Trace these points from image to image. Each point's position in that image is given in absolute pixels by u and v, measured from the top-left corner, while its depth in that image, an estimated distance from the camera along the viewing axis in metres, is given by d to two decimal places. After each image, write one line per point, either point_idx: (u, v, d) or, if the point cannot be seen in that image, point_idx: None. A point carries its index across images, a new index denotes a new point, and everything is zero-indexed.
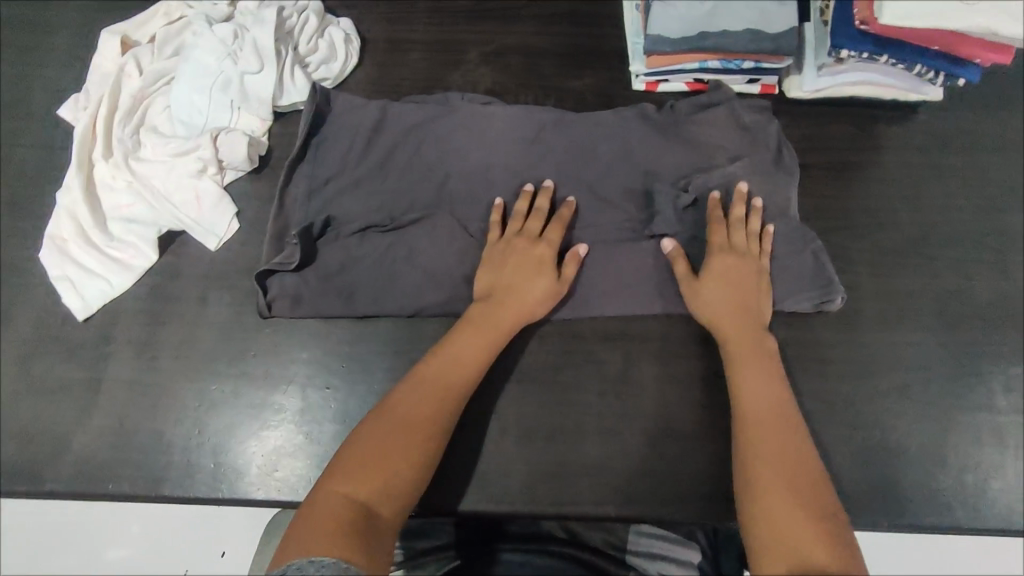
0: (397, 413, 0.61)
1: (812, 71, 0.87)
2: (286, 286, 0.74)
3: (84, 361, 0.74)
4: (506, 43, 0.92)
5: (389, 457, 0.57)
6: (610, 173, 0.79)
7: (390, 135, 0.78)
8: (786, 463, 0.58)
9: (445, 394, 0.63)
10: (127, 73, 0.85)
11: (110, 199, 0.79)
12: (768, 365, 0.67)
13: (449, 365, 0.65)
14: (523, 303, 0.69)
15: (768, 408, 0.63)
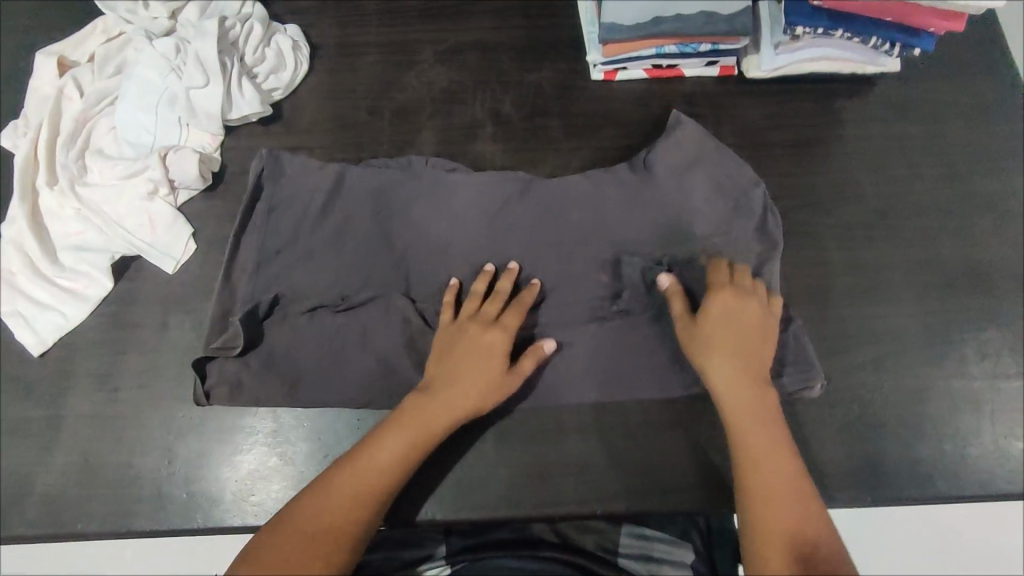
0: (317, 504, 0.59)
1: (769, 50, 0.85)
2: (227, 372, 0.71)
3: (42, 399, 0.71)
4: (460, 40, 0.90)
5: (305, 550, 0.56)
6: (576, 245, 0.78)
7: (345, 199, 0.78)
8: (782, 517, 0.60)
9: (373, 489, 0.61)
10: (68, 95, 0.81)
11: (58, 228, 0.76)
12: (772, 429, 0.65)
13: (377, 456, 0.62)
14: (472, 394, 0.66)
15: (770, 457, 0.63)
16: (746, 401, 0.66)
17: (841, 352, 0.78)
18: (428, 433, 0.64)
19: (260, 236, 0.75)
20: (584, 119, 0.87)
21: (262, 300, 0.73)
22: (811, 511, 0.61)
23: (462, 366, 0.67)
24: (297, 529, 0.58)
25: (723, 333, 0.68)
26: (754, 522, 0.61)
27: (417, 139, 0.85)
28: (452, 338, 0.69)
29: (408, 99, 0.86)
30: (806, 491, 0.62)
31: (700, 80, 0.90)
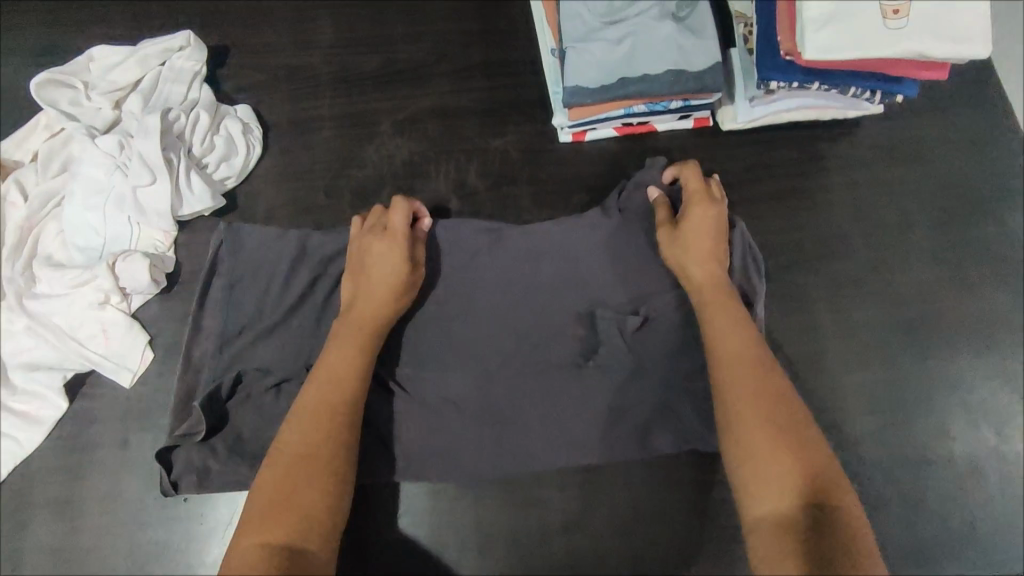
0: (287, 446, 0.58)
1: (744, 101, 0.81)
2: (194, 458, 0.67)
3: (2, 533, 0.68)
4: (420, 108, 0.86)
5: (291, 494, 0.54)
6: (553, 298, 0.73)
7: (312, 264, 0.72)
8: (751, 407, 0.55)
9: (325, 414, 0.59)
10: (12, 201, 0.78)
11: (8, 346, 0.73)
12: (738, 316, 0.62)
13: (325, 384, 0.61)
14: (383, 304, 0.66)
15: (729, 344, 0.60)
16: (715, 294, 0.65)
17: (837, 422, 0.74)
18: (372, 327, 0.65)
19: (223, 318, 0.71)
20: (553, 187, 0.84)
21: (224, 380, 0.68)
22: (782, 392, 0.56)
23: (374, 276, 0.67)
24: (273, 484, 0.55)
25: (694, 232, 0.67)
26: (729, 432, 0.55)
27: None
28: (362, 254, 0.69)
29: (367, 177, 0.83)
30: (772, 368, 0.58)
31: (674, 133, 0.86)
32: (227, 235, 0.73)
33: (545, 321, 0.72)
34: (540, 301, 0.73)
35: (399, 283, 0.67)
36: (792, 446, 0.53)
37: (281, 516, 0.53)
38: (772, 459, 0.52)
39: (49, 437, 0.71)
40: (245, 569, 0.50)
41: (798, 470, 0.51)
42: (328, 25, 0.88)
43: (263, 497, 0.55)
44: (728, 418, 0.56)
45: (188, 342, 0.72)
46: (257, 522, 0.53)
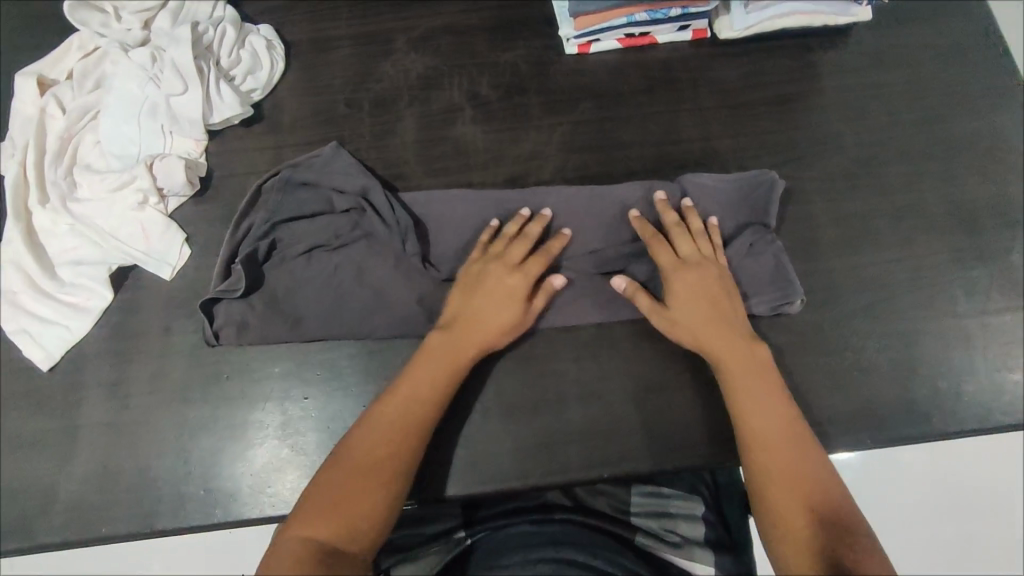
0: (352, 457, 0.61)
1: (739, 9, 0.87)
2: (233, 312, 0.74)
3: (56, 411, 0.73)
4: (432, 26, 0.91)
5: (346, 507, 0.57)
6: (579, 220, 0.79)
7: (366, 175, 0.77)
8: (782, 439, 0.62)
9: (406, 431, 0.63)
10: (50, 114, 0.82)
11: (55, 245, 0.78)
12: (767, 381, 0.66)
13: (413, 399, 0.65)
14: (488, 332, 0.69)
15: (746, 367, 0.67)
16: (736, 367, 0.67)
17: (834, 302, 0.80)
18: (466, 360, 0.68)
19: (274, 210, 0.76)
20: (560, 95, 0.88)
21: (261, 244, 0.75)
22: (795, 422, 0.63)
23: (490, 301, 0.70)
24: (341, 479, 0.59)
25: (687, 303, 0.70)
26: (760, 475, 0.61)
27: (398, 127, 0.85)
28: (485, 277, 0.71)
29: (384, 89, 0.87)
30: (786, 397, 0.65)
31: (674, 45, 0.90)
32: (302, 158, 0.78)
33: (577, 206, 0.80)
34: (574, 193, 0.80)
35: (510, 319, 0.69)
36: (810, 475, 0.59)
37: (327, 530, 0.56)
38: (797, 506, 0.57)
39: (97, 327, 0.76)
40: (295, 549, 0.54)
41: (819, 526, 0.56)
42: None
43: (326, 499, 0.58)
44: (761, 455, 0.61)
45: (234, 226, 0.76)
46: (317, 513, 0.57)
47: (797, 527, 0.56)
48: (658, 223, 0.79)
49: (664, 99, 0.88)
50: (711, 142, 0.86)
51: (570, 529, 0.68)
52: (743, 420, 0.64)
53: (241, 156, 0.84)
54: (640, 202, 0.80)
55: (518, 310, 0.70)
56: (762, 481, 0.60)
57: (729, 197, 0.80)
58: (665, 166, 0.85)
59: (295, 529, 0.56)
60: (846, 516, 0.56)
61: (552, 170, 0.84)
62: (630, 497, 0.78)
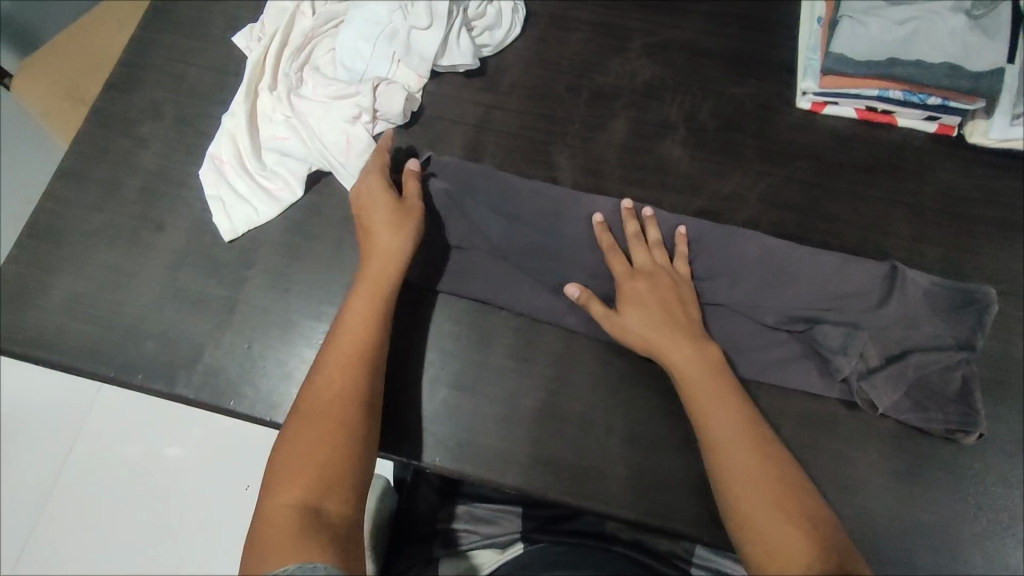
0: (315, 396, 0.60)
1: (1004, 118, 0.80)
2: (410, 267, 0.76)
3: (224, 280, 0.77)
4: (671, 37, 0.89)
5: (317, 432, 0.57)
6: (757, 274, 0.75)
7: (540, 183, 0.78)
8: (740, 441, 0.61)
9: (349, 355, 0.62)
10: (301, 11, 0.86)
11: (268, 130, 0.82)
12: (719, 386, 0.65)
13: (348, 330, 0.64)
14: (383, 262, 0.68)
15: (708, 389, 0.64)
16: (683, 362, 0.66)
17: (1003, 454, 0.73)
18: (381, 290, 0.67)
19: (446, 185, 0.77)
20: (777, 146, 0.84)
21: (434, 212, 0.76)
22: (749, 434, 0.61)
23: (375, 233, 0.70)
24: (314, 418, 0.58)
25: (630, 276, 0.71)
26: (734, 498, 0.58)
27: (609, 124, 0.84)
28: (369, 212, 0.71)
29: (607, 83, 0.86)
30: (749, 414, 0.63)
31: (913, 132, 0.85)
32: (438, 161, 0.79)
33: (767, 259, 0.76)
34: (768, 243, 0.76)
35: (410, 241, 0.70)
36: (782, 491, 0.57)
37: (308, 464, 0.54)
38: (779, 523, 0.55)
39: (280, 216, 0.80)
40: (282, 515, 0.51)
41: (803, 542, 0.54)
42: None
43: (300, 433, 0.57)
44: (731, 485, 0.59)
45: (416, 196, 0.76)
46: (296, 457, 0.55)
47: (780, 548, 0.54)
48: (841, 302, 0.74)
49: (885, 185, 0.83)
50: (921, 245, 0.80)
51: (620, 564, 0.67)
52: (716, 448, 0.61)
53: (454, 103, 0.85)
54: (830, 280, 0.75)
55: (412, 227, 0.71)
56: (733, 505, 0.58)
57: (924, 305, 0.74)
58: (865, 252, 0.80)
59: (280, 474, 0.54)
60: (818, 524, 0.55)
61: (746, 217, 0.81)
62: (693, 550, 0.75)
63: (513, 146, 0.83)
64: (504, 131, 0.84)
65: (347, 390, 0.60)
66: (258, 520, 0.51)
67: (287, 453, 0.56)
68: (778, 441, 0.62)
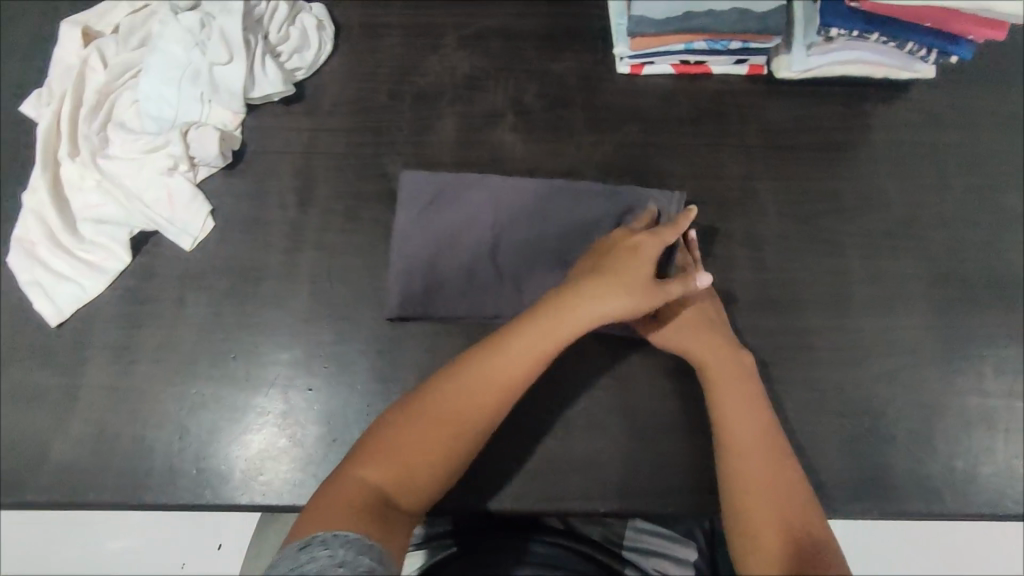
0: (440, 406, 0.60)
1: (801, 50, 0.84)
2: (263, 311, 0.75)
3: (59, 368, 0.72)
4: (485, 26, 0.89)
5: (422, 437, 0.59)
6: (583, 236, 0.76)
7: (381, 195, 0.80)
8: (770, 458, 0.61)
9: (500, 387, 0.61)
10: (91, 67, 0.81)
11: (79, 200, 0.76)
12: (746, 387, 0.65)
13: (523, 349, 0.62)
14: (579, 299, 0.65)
15: (735, 382, 0.66)
16: (718, 361, 0.67)
17: (859, 361, 0.77)
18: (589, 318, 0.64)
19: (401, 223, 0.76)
20: (607, 115, 0.86)
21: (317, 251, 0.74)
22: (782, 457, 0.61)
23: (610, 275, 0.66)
24: (414, 429, 0.59)
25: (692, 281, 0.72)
26: (749, 496, 0.59)
27: (438, 125, 0.84)
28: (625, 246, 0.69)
29: (429, 84, 0.85)
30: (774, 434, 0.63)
31: (727, 78, 0.88)
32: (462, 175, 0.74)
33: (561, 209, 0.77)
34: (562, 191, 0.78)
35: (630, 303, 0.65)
36: (798, 507, 0.58)
37: (413, 463, 0.57)
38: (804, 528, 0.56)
39: (110, 288, 0.75)
40: (349, 494, 0.54)
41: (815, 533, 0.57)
42: None
43: (418, 429, 0.59)
44: (750, 497, 0.59)
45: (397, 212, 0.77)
46: (384, 453, 0.58)
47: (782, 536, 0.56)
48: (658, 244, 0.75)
49: (711, 132, 0.86)
50: (753, 183, 0.84)
51: (559, 553, 0.70)
52: (738, 452, 0.61)
53: (276, 133, 0.82)
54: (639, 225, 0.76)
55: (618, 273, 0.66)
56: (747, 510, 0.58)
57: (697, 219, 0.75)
58: (703, 200, 0.83)
59: (374, 448, 0.58)
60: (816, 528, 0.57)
61: None
62: (624, 531, 0.78)
63: (344, 165, 0.81)
64: (334, 152, 0.82)
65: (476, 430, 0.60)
66: (334, 483, 0.56)
67: (391, 439, 0.59)
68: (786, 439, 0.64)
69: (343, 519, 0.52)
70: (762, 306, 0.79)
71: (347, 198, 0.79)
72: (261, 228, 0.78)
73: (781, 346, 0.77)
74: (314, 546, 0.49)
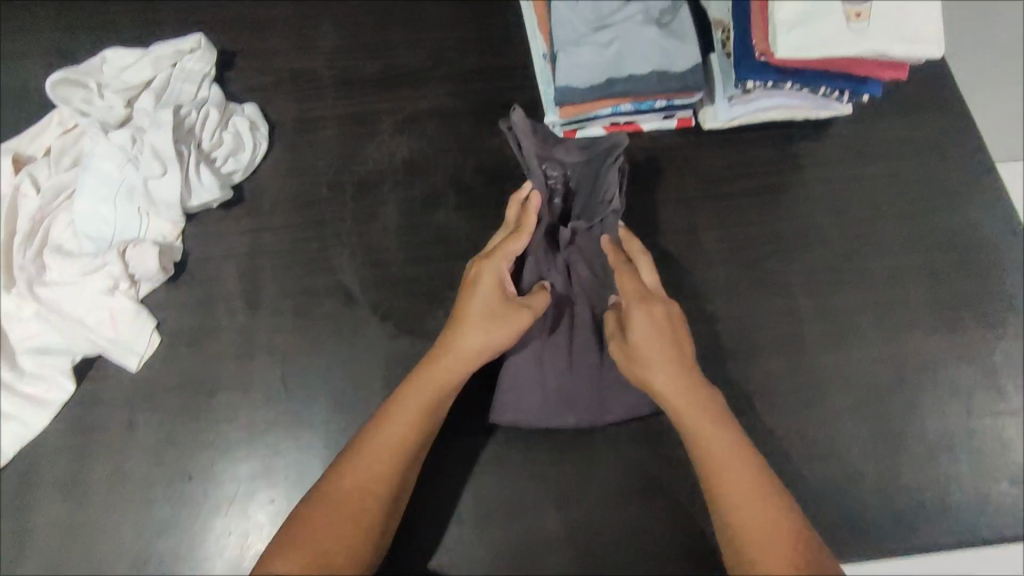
0: (341, 486, 0.61)
1: (723, 101, 0.87)
2: (216, 424, 0.73)
3: (5, 512, 0.70)
4: (420, 109, 0.91)
5: (328, 527, 0.58)
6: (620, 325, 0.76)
7: (328, 291, 0.79)
8: (743, 488, 0.59)
9: (400, 451, 0.63)
10: (23, 192, 0.80)
11: (19, 332, 0.75)
12: (716, 421, 0.63)
13: (394, 417, 0.64)
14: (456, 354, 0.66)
15: (698, 411, 0.63)
16: (677, 390, 0.64)
17: (819, 399, 0.78)
18: (451, 381, 0.66)
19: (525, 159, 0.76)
20: None
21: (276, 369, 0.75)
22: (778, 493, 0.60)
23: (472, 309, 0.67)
24: (322, 516, 0.59)
25: (649, 335, 0.66)
26: (736, 533, 0.58)
27: (381, 212, 0.84)
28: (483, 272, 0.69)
29: (368, 172, 0.86)
30: (749, 450, 0.62)
31: (659, 133, 0.90)
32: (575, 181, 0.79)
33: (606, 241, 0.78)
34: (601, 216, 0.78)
35: (484, 349, 0.66)
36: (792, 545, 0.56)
37: (332, 536, 0.58)
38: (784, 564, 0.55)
39: (55, 419, 0.73)
40: None
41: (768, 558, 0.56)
42: (332, 35, 0.95)
43: (324, 511, 0.59)
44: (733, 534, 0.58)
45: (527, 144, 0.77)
46: (295, 546, 0.57)
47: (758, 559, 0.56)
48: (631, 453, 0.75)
49: (651, 188, 0.88)
50: (696, 233, 0.85)
51: None
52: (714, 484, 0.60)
53: (219, 239, 0.82)
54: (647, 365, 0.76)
55: (502, 332, 0.66)
56: (727, 506, 0.59)
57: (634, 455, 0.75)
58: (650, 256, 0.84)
59: (276, 548, 0.57)
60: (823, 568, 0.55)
61: None
62: None
63: (290, 263, 0.81)
64: (277, 250, 0.81)
65: (375, 493, 0.61)
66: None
67: (305, 524, 0.58)
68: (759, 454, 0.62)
69: None
70: (718, 355, 0.79)
71: (294, 296, 0.79)
72: (207, 338, 0.77)
73: (743, 395, 0.78)
74: None
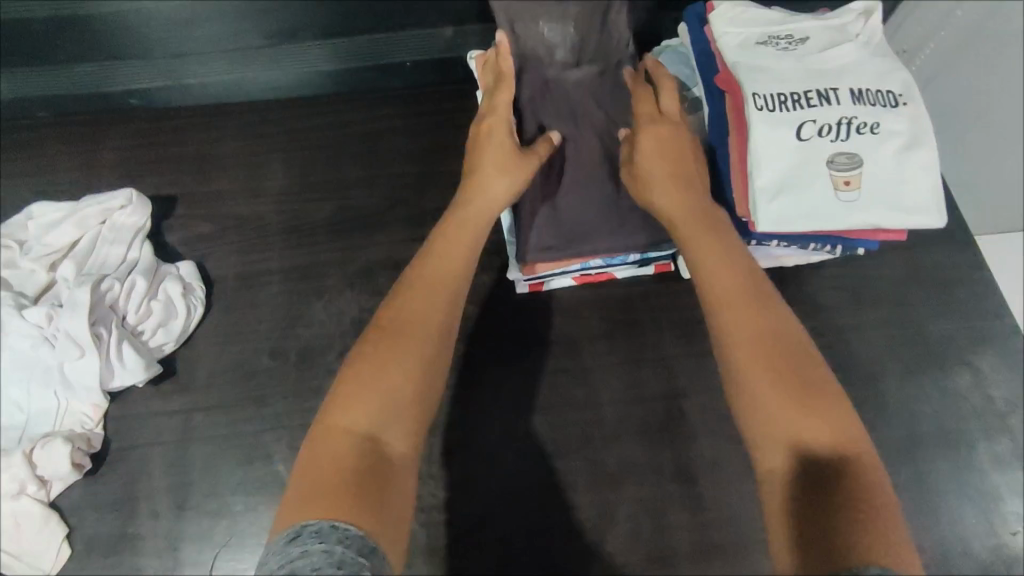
0: (393, 325, 0.58)
1: None
2: None
3: None
4: (372, 258, 0.83)
5: (383, 368, 0.55)
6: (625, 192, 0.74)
7: (263, 485, 0.72)
8: (759, 336, 0.54)
9: (450, 276, 0.62)
10: None
11: None
12: (742, 270, 0.58)
13: (426, 279, 0.61)
14: (484, 201, 0.67)
15: (727, 267, 0.58)
16: (705, 246, 0.60)
17: None
18: (477, 228, 0.66)
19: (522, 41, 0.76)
20: (512, 344, 0.79)
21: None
22: (808, 356, 0.53)
23: (486, 193, 0.68)
24: (366, 368, 0.54)
25: (682, 158, 0.66)
26: (740, 362, 0.53)
27: (326, 385, 0.76)
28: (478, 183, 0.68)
29: (313, 336, 0.78)
30: (795, 333, 0.54)
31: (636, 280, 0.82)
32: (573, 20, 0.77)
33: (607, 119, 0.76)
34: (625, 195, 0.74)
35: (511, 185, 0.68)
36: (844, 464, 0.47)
37: (382, 385, 0.54)
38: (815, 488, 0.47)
39: None
40: (333, 460, 0.49)
41: (785, 446, 0.49)
42: (280, 170, 0.88)
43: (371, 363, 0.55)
44: (734, 336, 0.54)
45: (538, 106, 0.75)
46: (348, 402, 0.53)
47: (774, 422, 0.50)
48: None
49: (627, 346, 0.79)
50: (678, 400, 0.77)
51: None
52: (717, 297, 0.57)
53: (144, 423, 0.74)
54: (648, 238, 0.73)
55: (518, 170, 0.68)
56: (753, 411, 0.52)
57: None
58: (627, 428, 0.75)
59: (337, 403, 0.53)
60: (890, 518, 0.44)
61: (497, 437, 0.75)
62: None
63: (223, 451, 0.73)
64: (210, 435, 0.74)
65: (428, 342, 0.57)
66: (307, 456, 0.50)
67: (351, 378, 0.54)
68: (818, 353, 0.54)
69: (326, 509, 0.45)
70: (700, 550, 0.71)
71: (226, 491, 0.71)
72: (128, 546, 0.70)
73: None
74: (306, 536, 0.43)
